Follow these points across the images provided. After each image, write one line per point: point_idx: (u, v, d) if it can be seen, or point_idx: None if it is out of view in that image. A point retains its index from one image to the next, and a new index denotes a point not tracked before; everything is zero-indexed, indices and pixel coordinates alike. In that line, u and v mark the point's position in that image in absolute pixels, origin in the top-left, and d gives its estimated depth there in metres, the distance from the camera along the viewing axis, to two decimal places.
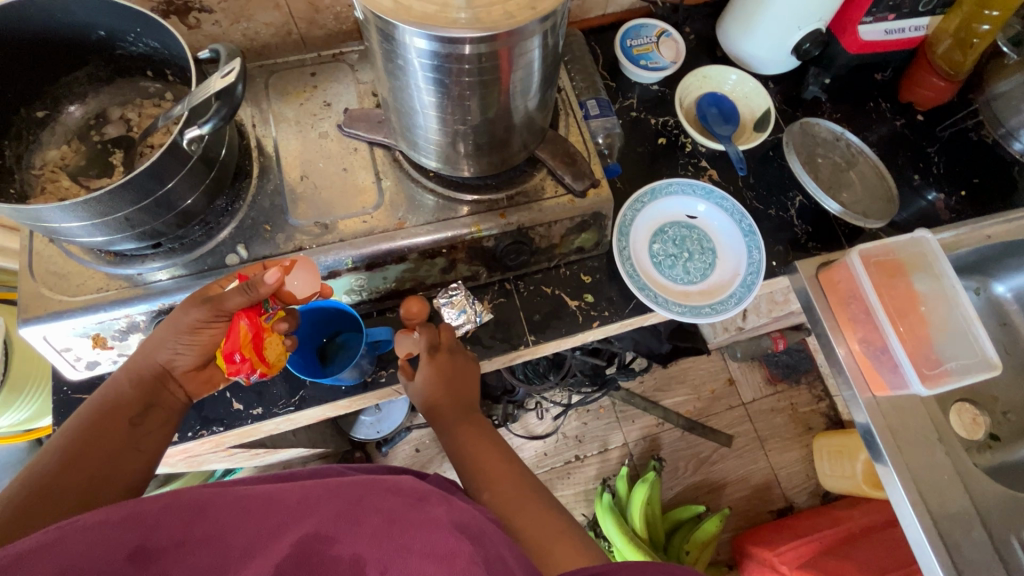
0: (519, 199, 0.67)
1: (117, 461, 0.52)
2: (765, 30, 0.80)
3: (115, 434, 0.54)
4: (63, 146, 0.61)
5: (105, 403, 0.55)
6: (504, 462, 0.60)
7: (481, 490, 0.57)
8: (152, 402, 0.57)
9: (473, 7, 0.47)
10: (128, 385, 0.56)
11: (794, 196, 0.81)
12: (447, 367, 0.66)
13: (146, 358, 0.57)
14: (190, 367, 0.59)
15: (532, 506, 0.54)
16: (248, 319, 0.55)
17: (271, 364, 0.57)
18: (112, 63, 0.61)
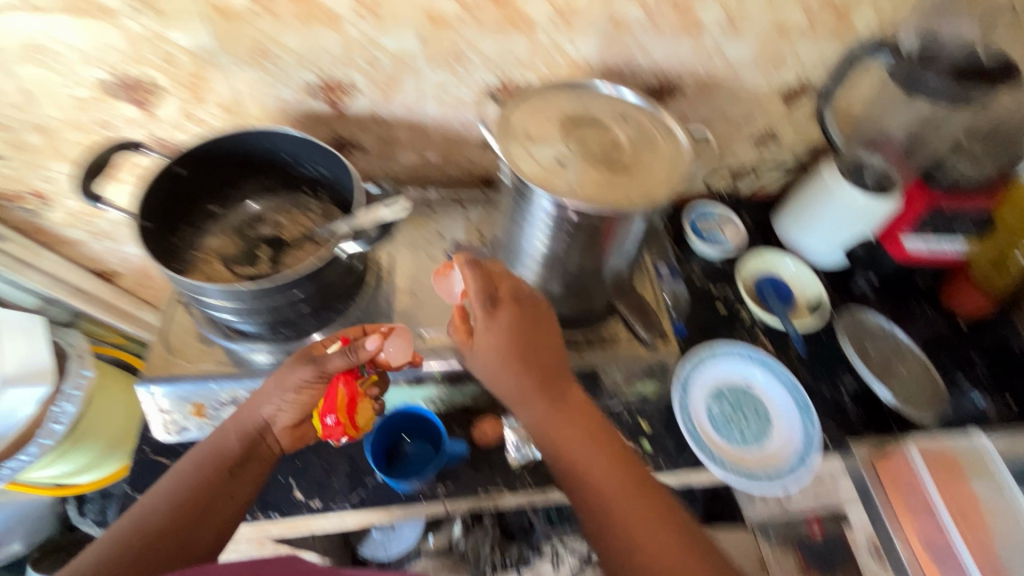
0: (596, 342, 0.74)
1: (217, 509, 0.58)
2: (819, 230, 0.92)
3: (218, 483, 0.59)
4: (223, 237, 0.72)
5: (213, 453, 0.60)
6: (611, 462, 0.59)
7: (586, 460, 0.59)
8: (249, 456, 0.61)
9: (599, 186, 0.58)
10: (233, 436, 0.61)
11: (845, 379, 0.85)
12: (504, 330, 0.59)
13: (251, 414, 0.62)
14: (289, 424, 0.63)
15: (654, 525, 0.56)
16: (345, 384, 0.61)
17: (359, 427, 0.62)
18: (283, 180, 0.75)
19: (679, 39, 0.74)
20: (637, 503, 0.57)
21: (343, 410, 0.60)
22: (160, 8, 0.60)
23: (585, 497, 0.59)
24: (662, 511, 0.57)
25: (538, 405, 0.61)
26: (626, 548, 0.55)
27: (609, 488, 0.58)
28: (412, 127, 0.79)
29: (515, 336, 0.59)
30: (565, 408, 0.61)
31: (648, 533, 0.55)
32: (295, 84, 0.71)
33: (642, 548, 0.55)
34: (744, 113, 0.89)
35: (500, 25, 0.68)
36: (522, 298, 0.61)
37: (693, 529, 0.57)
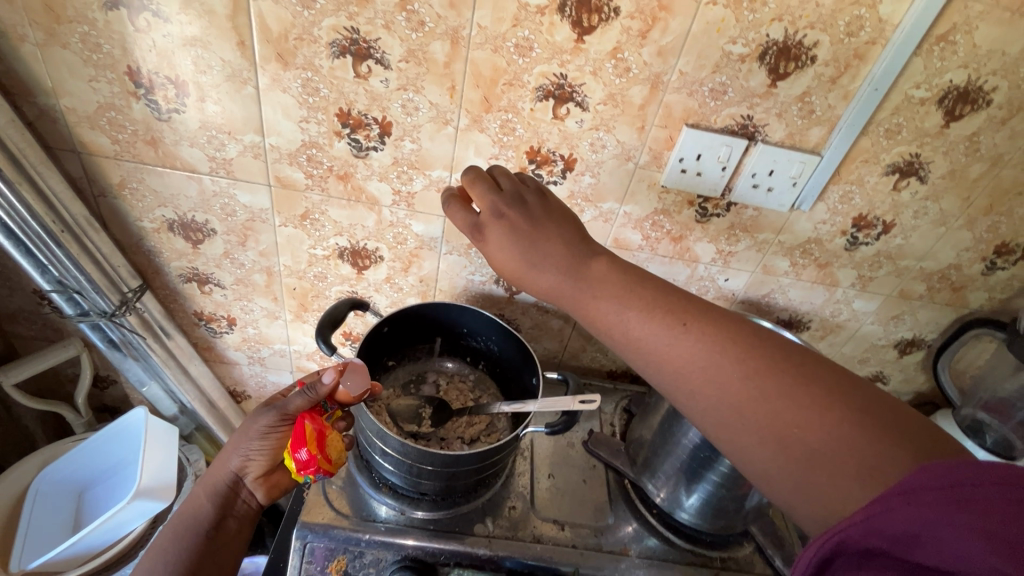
0: (730, 565, 0.73)
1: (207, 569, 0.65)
2: None
3: (198, 549, 0.66)
4: (392, 391, 0.79)
5: (192, 525, 0.67)
6: (729, 371, 0.44)
7: (699, 362, 0.45)
8: (224, 517, 0.68)
9: None
10: (207, 497, 0.68)
11: None
12: (565, 259, 0.51)
13: (220, 475, 0.69)
14: (258, 475, 0.69)
15: (793, 443, 0.41)
16: (311, 419, 0.62)
17: (336, 459, 0.63)
18: (451, 347, 0.84)
19: (816, 288, 0.85)
20: (792, 397, 0.42)
21: (312, 443, 0.60)
22: (414, 205, 0.75)
23: (706, 400, 0.45)
24: (834, 401, 0.41)
25: (635, 313, 0.48)
26: (765, 474, 0.43)
27: (726, 401, 0.44)
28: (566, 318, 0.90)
29: (577, 271, 0.51)
30: (685, 341, 0.46)
31: (810, 455, 0.40)
32: (486, 272, 0.83)
33: (764, 470, 0.43)
34: (858, 355, 0.96)
35: (671, 255, 0.81)
36: (535, 219, 0.52)
37: (884, 414, 0.39)
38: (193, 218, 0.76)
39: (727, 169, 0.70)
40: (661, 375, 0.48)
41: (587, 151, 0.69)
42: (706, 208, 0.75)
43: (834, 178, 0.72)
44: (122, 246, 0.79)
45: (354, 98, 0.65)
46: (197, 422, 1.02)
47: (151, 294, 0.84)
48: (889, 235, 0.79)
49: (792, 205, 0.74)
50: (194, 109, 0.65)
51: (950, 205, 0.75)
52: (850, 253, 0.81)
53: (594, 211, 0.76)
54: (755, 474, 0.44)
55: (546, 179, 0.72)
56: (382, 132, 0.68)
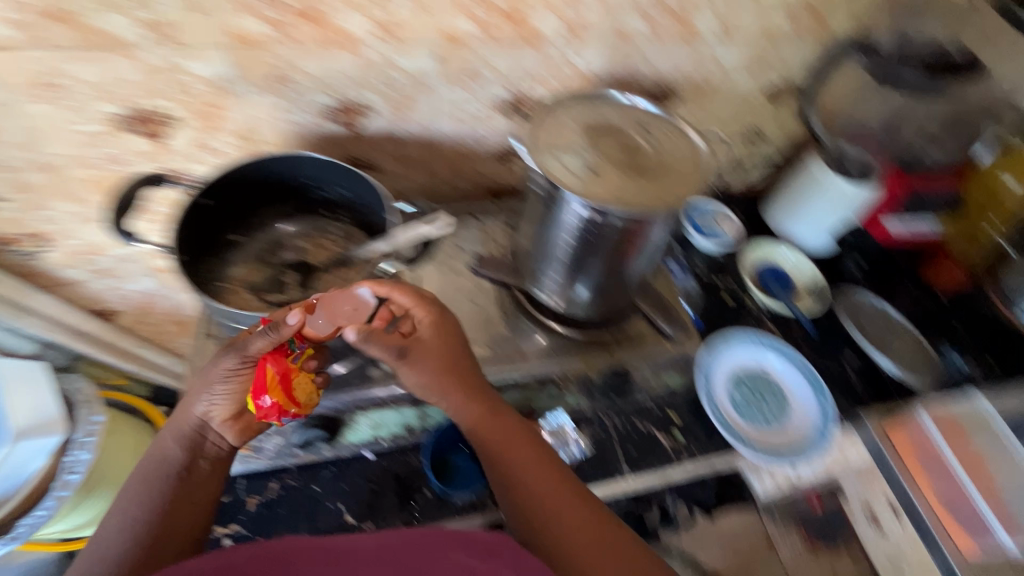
0: (623, 340, 0.78)
1: (175, 516, 0.57)
2: (811, 216, 0.98)
3: (172, 492, 0.58)
4: (248, 266, 0.71)
5: (159, 464, 0.59)
6: (526, 446, 0.63)
7: (528, 480, 0.60)
8: (194, 459, 0.60)
9: (634, 191, 0.60)
10: (173, 441, 0.60)
11: (845, 356, 0.91)
12: (445, 374, 0.62)
13: (185, 414, 0.60)
14: (225, 416, 0.60)
15: (569, 518, 0.58)
16: (273, 363, 0.56)
17: (302, 402, 0.57)
18: (302, 203, 0.75)
19: (678, 46, 0.78)
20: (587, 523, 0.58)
21: (274, 387, 0.55)
22: (181, 40, 0.59)
23: (522, 509, 0.60)
24: (610, 530, 0.58)
25: (489, 446, 0.62)
26: (546, 524, 0.58)
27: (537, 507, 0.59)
28: (425, 143, 0.81)
29: (449, 382, 0.62)
30: (520, 462, 0.61)
31: (580, 531, 0.57)
32: (312, 108, 0.70)
33: (546, 513, 0.58)
34: (734, 114, 0.93)
35: (513, 40, 0.70)
36: (434, 342, 0.63)
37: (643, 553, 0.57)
38: None
39: None
40: (495, 469, 0.62)
41: None
42: None
43: None
44: None
45: None
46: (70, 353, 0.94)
47: None
48: None
49: None
50: None
51: None
52: None
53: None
54: (537, 527, 0.58)
55: None
56: None
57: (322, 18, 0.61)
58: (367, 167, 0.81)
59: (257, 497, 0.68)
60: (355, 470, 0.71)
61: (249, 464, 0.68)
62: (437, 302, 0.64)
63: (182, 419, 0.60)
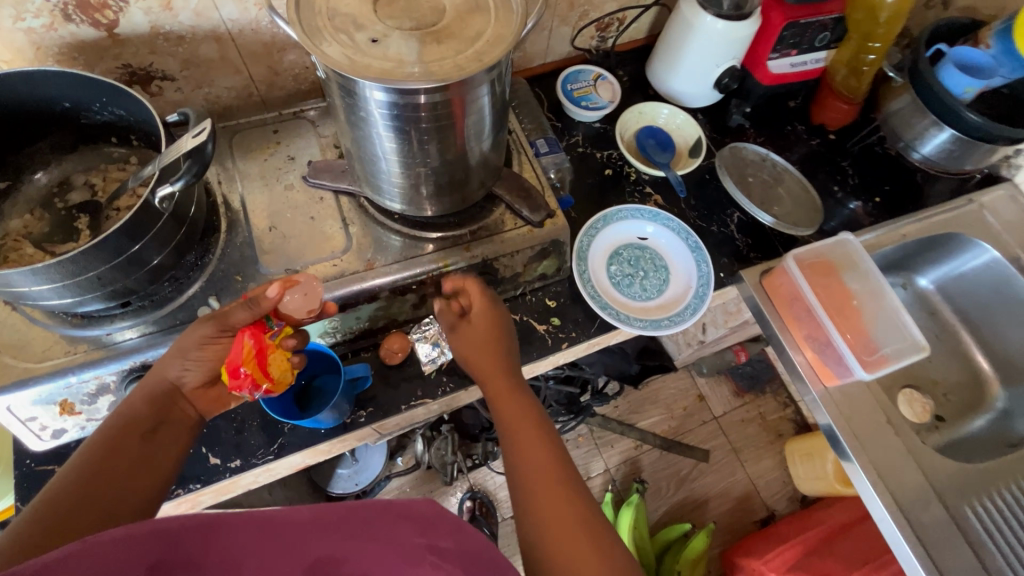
0: (482, 233, 0.72)
1: (131, 485, 0.49)
2: (690, 67, 0.90)
3: (132, 453, 0.51)
4: (26, 216, 0.62)
5: (120, 419, 0.52)
6: (533, 435, 0.56)
7: (529, 463, 0.53)
8: (163, 421, 0.54)
9: (429, 61, 0.51)
10: (140, 400, 0.54)
11: (733, 214, 0.87)
12: (477, 348, 0.62)
13: (156, 376, 0.55)
14: (199, 383, 0.57)
15: (553, 491, 0.51)
16: (252, 336, 0.54)
17: (276, 379, 0.57)
18: (76, 132, 0.64)
19: None
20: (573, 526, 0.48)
21: (251, 361, 0.54)
22: None
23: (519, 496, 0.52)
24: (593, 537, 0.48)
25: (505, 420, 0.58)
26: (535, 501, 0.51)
27: (527, 495, 0.51)
28: (218, 38, 0.68)
29: (483, 352, 0.62)
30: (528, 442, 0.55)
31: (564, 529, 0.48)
32: (38, 8, 0.56)
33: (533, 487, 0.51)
34: None
35: None
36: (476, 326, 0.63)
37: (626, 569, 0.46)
38: None
39: None
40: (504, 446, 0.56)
41: None
42: None
43: None
44: None
45: None
46: None
47: None
48: None
49: None
50: None
51: None
52: None
53: None
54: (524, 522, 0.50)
55: None
56: None
57: None
58: (156, 77, 0.69)
59: None
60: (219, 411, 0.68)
61: (90, 428, 0.64)
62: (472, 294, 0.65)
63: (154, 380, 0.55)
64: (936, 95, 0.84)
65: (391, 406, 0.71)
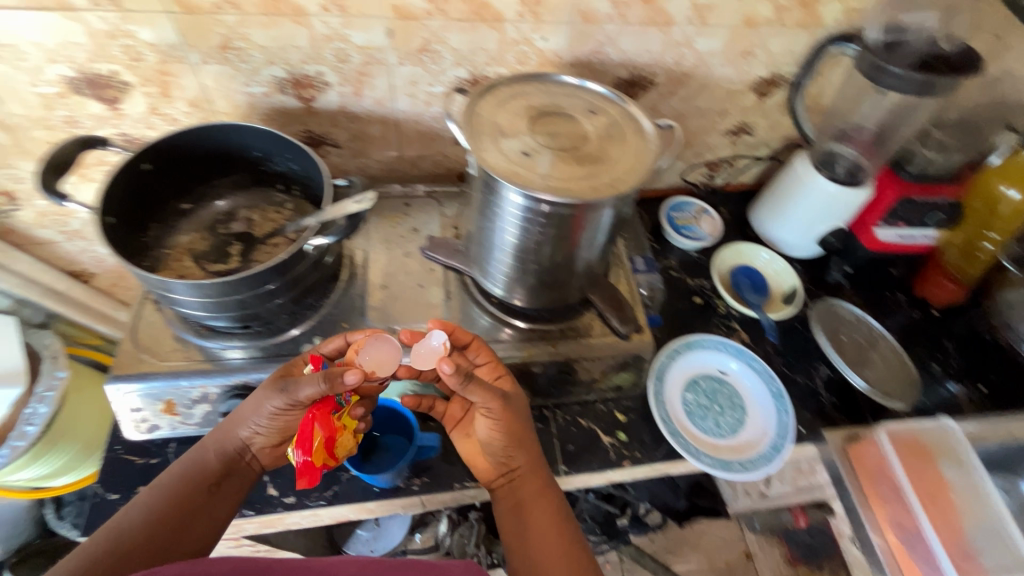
0: (568, 333, 0.75)
1: (188, 529, 0.56)
2: (793, 220, 0.93)
3: (195, 500, 0.58)
4: (193, 234, 0.72)
5: (193, 468, 0.59)
6: (543, 499, 0.62)
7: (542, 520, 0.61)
8: (229, 474, 0.60)
9: (566, 179, 0.57)
10: (213, 453, 0.60)
11: (820, 368, 0.85)
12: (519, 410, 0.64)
13: (228, 435, 0.60)
14: (267, 444, 0.61)
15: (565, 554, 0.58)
16: (324, 422, 0.58)
17: (339, 457, 0.61)
18: (254, 175, 0.75)
19: (648, 31, 0.74)
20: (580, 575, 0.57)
21: (321, 449, 0.58)
22: (121, 2, 0.59)
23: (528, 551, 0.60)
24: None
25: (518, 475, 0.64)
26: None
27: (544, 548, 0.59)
28: (385, 122, 0.80)
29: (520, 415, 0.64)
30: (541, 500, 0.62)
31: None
32: (264, 80, 0.70)
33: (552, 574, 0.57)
34: (716, 107, 0.89)
35: (468, 18, 0.68)
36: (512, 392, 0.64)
37: None
38: None
39: None
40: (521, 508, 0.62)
41: None
42: None
43: None
44: None
45: None
46: (47, 312, 0.96)
47: None
48: None
49: None
50: None
51: None
52: None
53: None
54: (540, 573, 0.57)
55: None
56: None
57: None
58: (326, 143, 0.81)
59: None
60: None
61: (179, 431, 0.68)
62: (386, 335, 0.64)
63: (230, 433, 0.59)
64: None
65: (445, 482, 0.71)
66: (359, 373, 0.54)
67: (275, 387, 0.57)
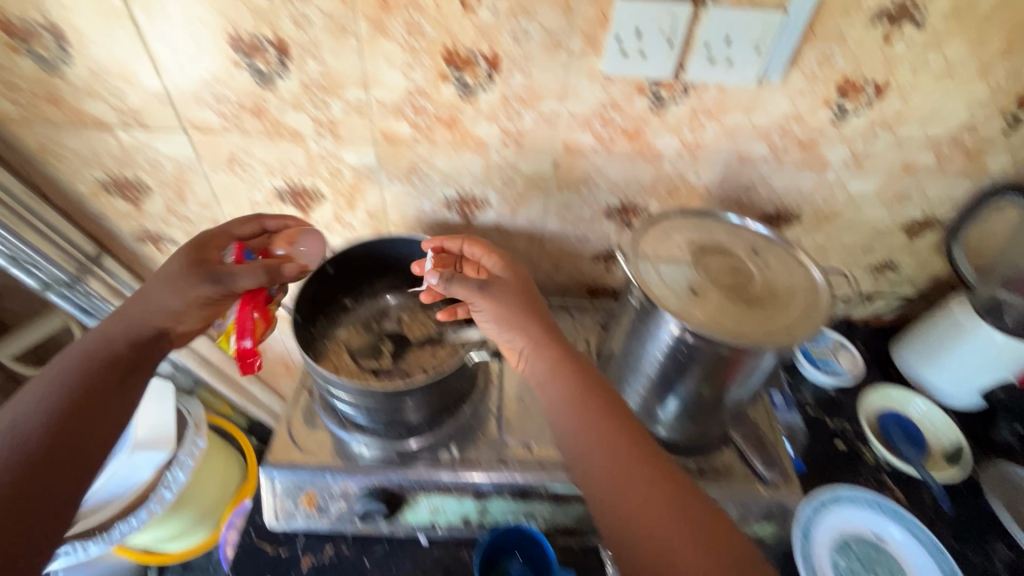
0: (710, 474, 0.70)
1: (100, 407, 0.54)
2: (950, 367, 0.86)
3: (99, 382, 0.55)
4: (352, 330, 0.77)
5: (100, 352, 0.57)
6: (619, 437, 0.55)
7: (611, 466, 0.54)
8: (139, 364, 0.58)
9: (733, 319, 0.57)
10: (113, 339, 0.58)
11: (997, 547, 0.74)
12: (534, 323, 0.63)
13: (139, 320, 0.59)
14: (191, 328, 0.62)
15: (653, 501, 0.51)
16: (256, 305, 0.62)
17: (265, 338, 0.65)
18: (410, 280, 0.81)
19: (801, 173, 0.76)
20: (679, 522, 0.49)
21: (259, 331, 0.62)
22: (339, 134, 0.70)
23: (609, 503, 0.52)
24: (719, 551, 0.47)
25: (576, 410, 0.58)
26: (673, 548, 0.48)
27: (629, 500, 0.51)
28: (531, 238, 0.84)
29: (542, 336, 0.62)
30: (609, 442, 0.55)
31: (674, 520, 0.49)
32: (436, 197, 0.78)
33: (652, 529, 0.49)
34: (861, 243, 0.87)
35: (629, 155, 0.73)
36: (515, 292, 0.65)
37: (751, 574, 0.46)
38: (125, 177, 0.74)
39: (675, 44, 0.60)
40: (591, 450, 0.55)
41: (511, 45, 0.61)
42: (660, 95, 0.66)
43: (807, 38, 0.61)
44: (68, 214, 0.78)
45: (239, 18, 0.58)
46: (195, 378, 1.05)
47: (112, 258, 0.84)
48: (883, 100, 0.67)
49: (760, 78, 0.64)
50: (80, 57, 0.61)
51: (957, 52, 0.63)
52: (837, 127, 0.70)
53: (534, 115, 0.68)
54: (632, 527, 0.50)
55: (472, 85, 0.65)
56: (281, 55, 0.62)
57: (457, 125, 0.69)
58: None
59: (311, 558, 0.69)
60: (410, 554, 0.70)
61: (311, 524, 0.69)
62: (315, 228, 0.69)
63: (157, 276, 0.60)
64: None
65: None
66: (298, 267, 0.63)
67: (202, 277, 0.59)
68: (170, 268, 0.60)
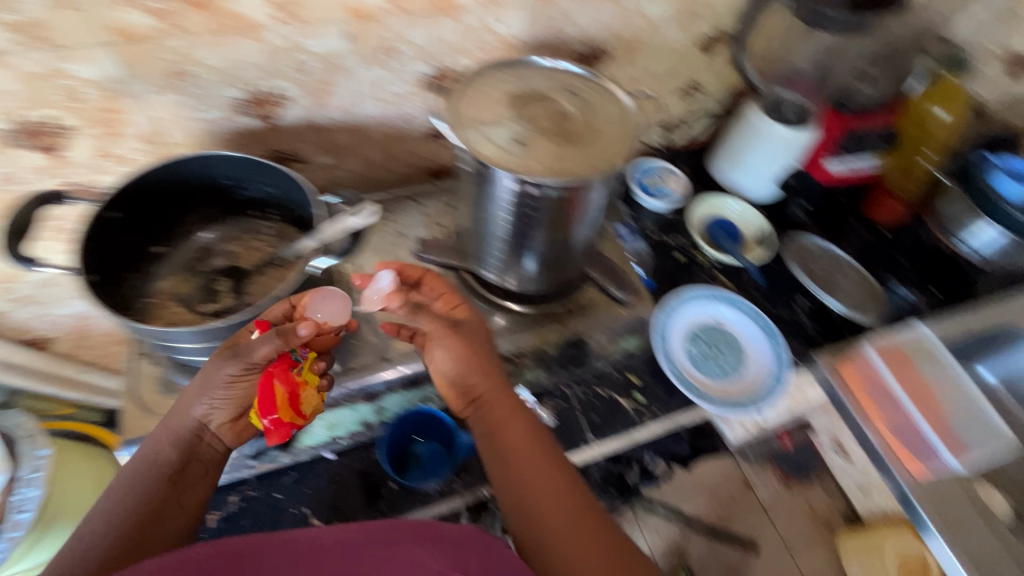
0: (577, 310, 0.77)
1: (162, 521, 0.53)
2: (751, 167, 0.98)
3: (158, 492, 0.54)
4: (175, 278, 0.68)
5: (148, 459, 0.55)
6: (542, 462, 0.58)
7: (537, 489, 0.56)
8: (190, 459, 0.56)
9: (557, 161, 0.58)
10: (167, 440, 0.56)
11: (797, 298, 0.93)
12: (478, 364, 0.62)
13: (183, 417, 0.56)
14: (225, 419, 0.57)
15: (565, 514, 0.54)
16: (280, 379, 0.56)
17: (307, 416, 0.58)
18: (226, 205, 0.71)
19: (601, 3, 0.75)
20: (585, 539, 0.52)
21: (284, 406, 0.55)
22: (52, 40, 0.54)
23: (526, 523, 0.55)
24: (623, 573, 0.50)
25: (509, 443, 0.60)
26: None
27: (544, 519, 0.54)
28: (352, 129, 0.77)
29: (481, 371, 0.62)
30: (535, 465, 0.58)
31: (579, 536, 0.53)
32: (221, 103, 0.66)
33: (558, 541, 0.52)
34: (668, 69, 0.92)
35: (427, 11, 0.66)
36: (456, 330, 0.62)
37: None
38: None
39: None
40: (514, 470, 0.58)
41: None
42: None
43: None
44: None
45: None
46: None
47: None
48: None
49: None
50: None
51: None
52: None
53: None
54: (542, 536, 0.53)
55: None
56: None
57: (210, 4, 0.57)
58: (292, 158, 0.78)
59: (217, 513, 0.67)
60: (319, 471, 0.70)
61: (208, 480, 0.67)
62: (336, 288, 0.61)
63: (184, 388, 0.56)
64: (985, 198, 0.89)
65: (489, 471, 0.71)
66: (311, 324, 0.55)
67: (226, 354, 0.54)
68: (210, 372, 0.55)
